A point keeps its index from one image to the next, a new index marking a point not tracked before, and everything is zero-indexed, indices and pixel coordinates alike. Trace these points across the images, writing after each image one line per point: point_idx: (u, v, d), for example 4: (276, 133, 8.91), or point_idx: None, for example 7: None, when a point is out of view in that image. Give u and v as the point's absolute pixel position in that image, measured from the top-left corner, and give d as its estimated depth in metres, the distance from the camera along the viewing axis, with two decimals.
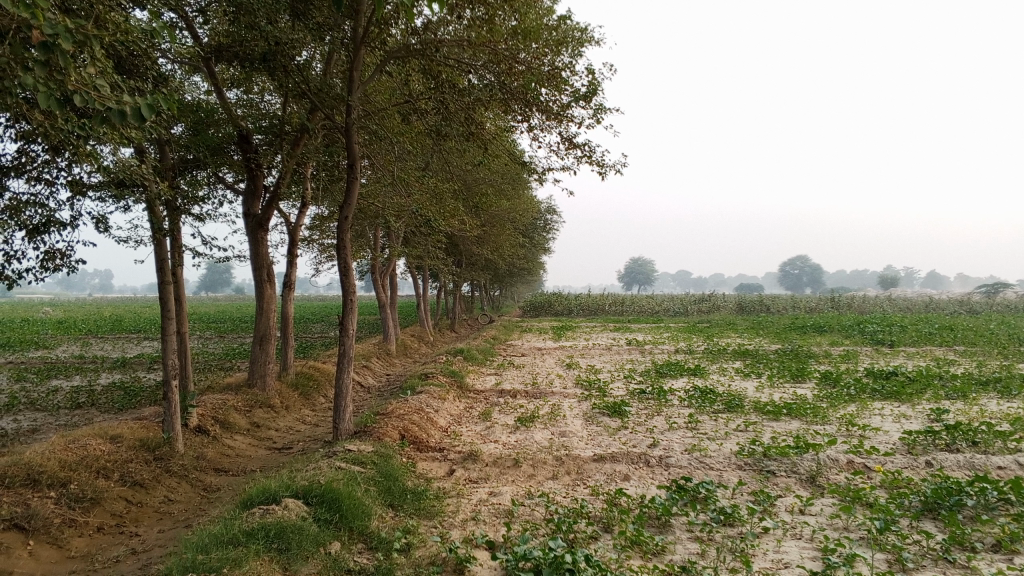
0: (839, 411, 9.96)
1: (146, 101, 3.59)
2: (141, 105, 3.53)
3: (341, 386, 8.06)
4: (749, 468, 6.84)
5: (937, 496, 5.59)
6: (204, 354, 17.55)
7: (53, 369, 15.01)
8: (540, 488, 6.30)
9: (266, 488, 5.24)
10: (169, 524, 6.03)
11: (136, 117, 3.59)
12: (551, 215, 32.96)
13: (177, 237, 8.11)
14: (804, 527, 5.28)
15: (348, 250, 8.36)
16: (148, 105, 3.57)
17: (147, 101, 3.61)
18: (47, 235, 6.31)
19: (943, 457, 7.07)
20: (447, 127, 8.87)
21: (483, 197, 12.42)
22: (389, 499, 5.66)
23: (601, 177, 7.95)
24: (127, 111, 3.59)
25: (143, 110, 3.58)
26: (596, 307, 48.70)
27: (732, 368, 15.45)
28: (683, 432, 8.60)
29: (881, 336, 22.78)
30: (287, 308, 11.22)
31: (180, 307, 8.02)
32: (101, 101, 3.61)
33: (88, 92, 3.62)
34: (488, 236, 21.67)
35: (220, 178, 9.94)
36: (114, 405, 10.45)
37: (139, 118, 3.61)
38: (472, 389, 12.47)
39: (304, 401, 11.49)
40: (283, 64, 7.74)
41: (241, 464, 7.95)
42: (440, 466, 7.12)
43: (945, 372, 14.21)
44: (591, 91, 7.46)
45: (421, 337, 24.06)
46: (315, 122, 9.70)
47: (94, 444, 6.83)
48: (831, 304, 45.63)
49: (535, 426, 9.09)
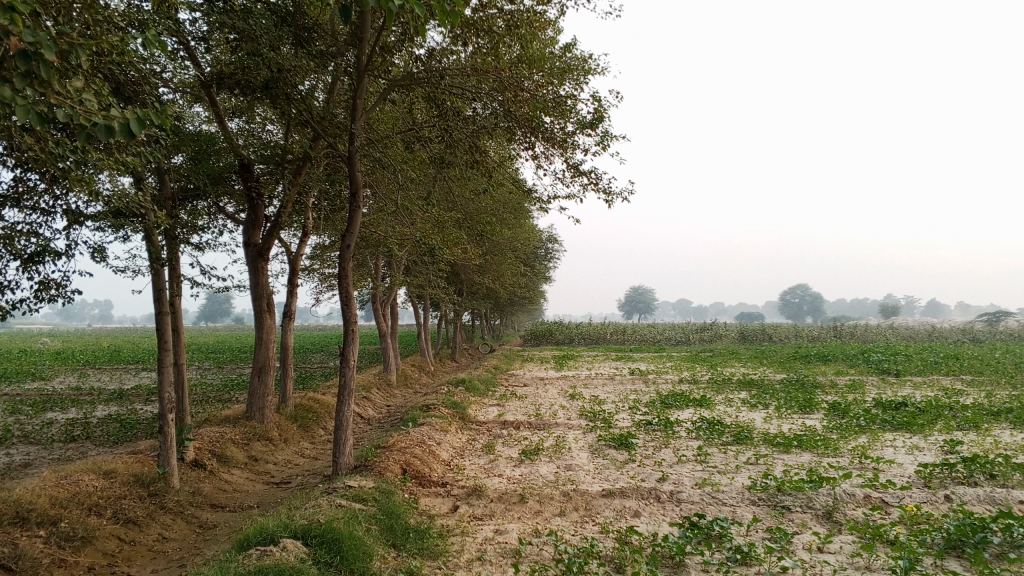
0: (850, 443, 9.73)
1: (136, 115, 3.29)
2: (130, 120, 3.25)
3: (342, 419, 7.85)
4: (763, 504, 6.61)
5: (961, 533, 5.36)
6: (202, 385, 17.32)
7: (49, 401, 14.77)
8: (548, 526, 6.08)
9: (263, 527, 5.02)
10: (163, 564, 5.81)
11: (123, 133, 3.34)
12: (552, 243, 32.91)
13: (177, 267, 7.97)
14: (824, 566, 5.06)
15: (350, 279, 8.20)
16: (138, 119, 3.27)
17: (138, 114, 3.32)
18: (41, 265, 6.15)
19: (962, 490, 6.85)
20: (451, 155, 8.80)
21: (486, 225, 12.31)
22: (391, 538, 5.45)
23: (607, 205, 7.82)
24: (114, 126, 3.29)
25: (131, 124, 3.27)
26: (598, 336, 48.38)
27: (737, 398, 15.20)
28: (692, 465, 8.38)
29: (886, 365, 22.57)
30: (287, 339, 11.03)
31: (178, 338, 7.84)
32: (86, 115, 3.32)
33: (74, 106, 3.34)
34: (489, 265, 21.54)
35: (221, 207, 9.81)
36: (109, 438, 10.23)
37: (128, 133, 3.31)
38: (475, 421, 12.23)
39: (303, 434, 11.27)
40: (286, 92, 7.62)
41: (238, 500, 7.73)
42: (444, 502, 6.90)
43: (955, 402, 14.00)
44: (596, 118, 7.36)
45: (422, 366, 23.83)
46: (316, 150, 9.61)
47: (87, 479, 6.62)
48: (833, 333, 45.42)
49: (540, 460, 8.86)
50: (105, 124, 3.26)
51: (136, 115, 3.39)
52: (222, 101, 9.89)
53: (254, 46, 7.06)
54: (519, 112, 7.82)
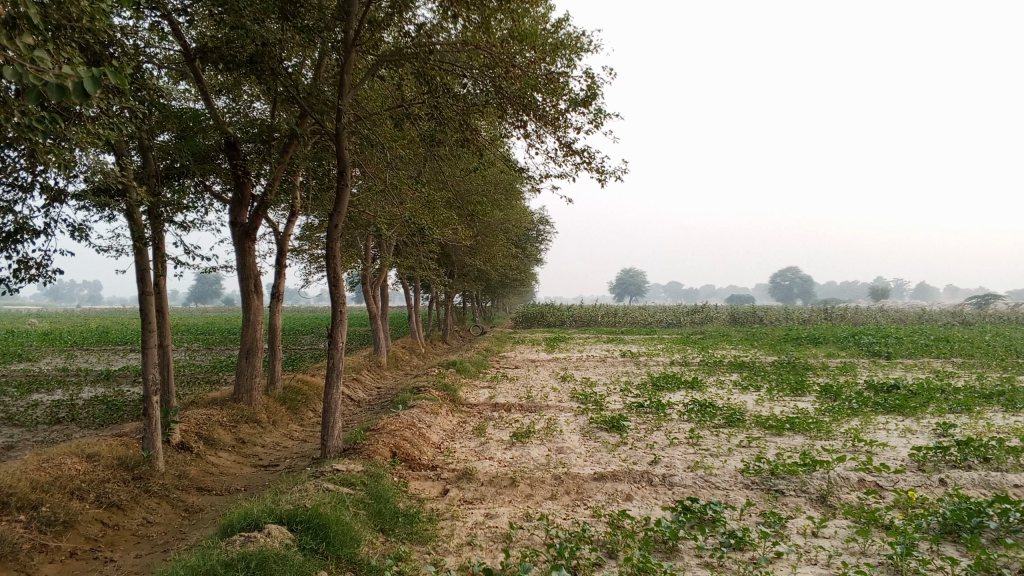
0: (843, 426, 9.69)
1: (90, 72, 2.84)
2: (84, 78, 2.81)
3: (329, 402, 7.73)
4: (757, 488, 6.54)
5: (958, 518, 5.30)
6: (190, 366, 17.16)
7: (34, 382, 14.59)
8: (539, 510, 6.00)
9: (248, 513, 4.91)
10: (147, 549, 5.70)
11: (79, 93, 2.98)
12: (543, 225, 32.79)
13: (161, 246, 7.80)
14: (818, 552, 4.98)
15: (338, 259, 8.05)
16: (92, 78, 2.82)
17: (91, 71, 2.87)
18: (19, 244, 5.99)
19: (957, 474, 6.79)
20: (442, 132, 8.63)
21: (477, 205, 12.14)
22: (380, 523, 5.35)
23: (600, 185, 7.68)
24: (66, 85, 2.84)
25: (84, 83, 2.82)
26: (589, 317, 48.37)
27: (729, 381, 15.16)
28: (685, 448, 8.31)
29: (877, 348, 22.57)
30: (275, 320, 10.87)
31: (163, 320, 7.69)
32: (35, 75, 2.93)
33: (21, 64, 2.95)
34: (480, 246, 21.37)
35: (207, 187, 9.63)
36: (94, 420, 10.09)
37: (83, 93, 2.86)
38: (466, 403, 12.14)
39: (292, 416, 11.16)
40: (272, 67, 7.40)
41: (225, 483, 7.62)
42: (434, 485, 6.81)
43: (946, 385, 13.97)
44: (590, 96, 7.21)
45: (413, 349, 23.70)
46: (303, 128, 9.42)
47: (69, 462, 6.48)
48: (823, 316, 45.50)
49: (531, 443, 8.77)
50: (58, 83, 2.89)
51: (93, 74, 3.02)
52: (208, 78, 9.69)
53: (238, 19, 6.85)
54: (511, 89, 7.66)
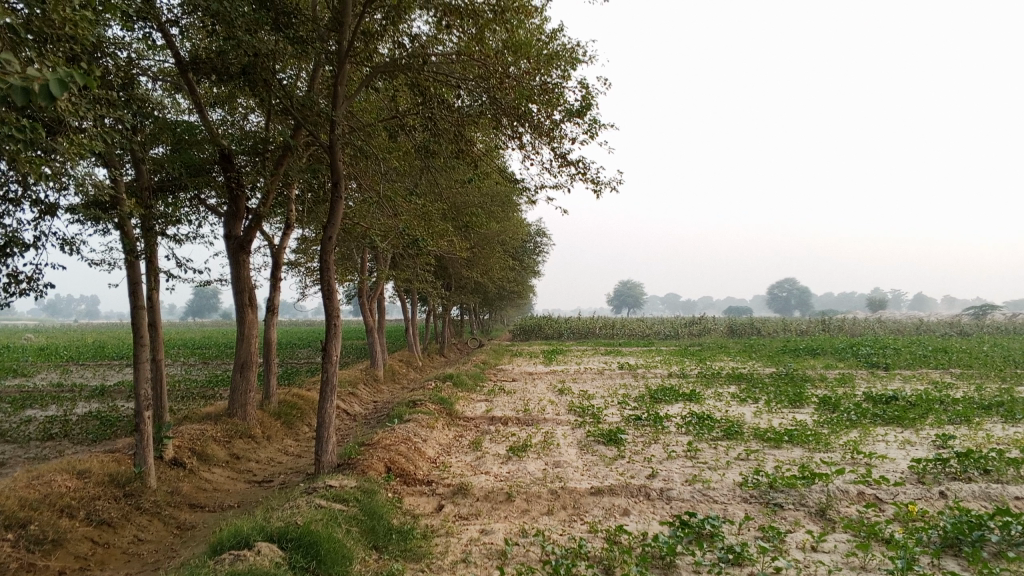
0: (842, 438, 9.62)
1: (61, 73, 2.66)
2: (52, 80, 2.63)
3: (324, 416, 7.66)
4: (755, 501, 6.47)
5: (958, 531, 5.24)
6: (186, 381, 17.06)
7: (27, 398, 14.48)
8: (535, 525, 5.93)
9: (238, 530, 4.83)
10: (137, 567, 5.61)
11: (46, 98, 2.73)
12: (540, 237, 32.78)
13: (154, 259, 7.75)
14: (818, 567, 4.91)
15: (332, 271, 8.00)
16: (61, 80, 2.64)
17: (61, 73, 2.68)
18: (9, 258, 5.93)
19: (957, 486, 6.73)
20: (436, 144, 8.60)
21: (473, 217, 12.10)
22: (373, 540, 5.28)
23: (596, 195, 7.66)
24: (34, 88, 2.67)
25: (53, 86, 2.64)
26: (587, 330, 48.30)
27: (727, 393, 15.10)
28: (683, 461, 8.25)
29: (875, 358, 22.55)
30: (270, 333, 10.80)
31: (156, 334, 7.62)
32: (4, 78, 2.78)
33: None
34: (478, 259, 21.35)
35: (201, 199, 9.58)
36: (87, 436, 10.00)
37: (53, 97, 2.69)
38: (462, 417, 12.07)
39: (287, 430, 11.07)
40: (265, 78, 7.37)
41: (217, 500, 7.54)
42: (428, 501, 6.73)
43: (945, 396, 13.91)
44: (585, 106, 7.19)
45: (410, 362, 23.63)
46: (298, 141, 9.39)
47: (59, 479, 6.40)
48: (821, 327, 45.48)
49: (527, 456, 8.70)
50: (20, 85, 2.67)
51: (63, 76, 2.75)
52: (203, 91, 9.68)
53: (231, 32, 6.81)
54: (506, 100, 7.64)
